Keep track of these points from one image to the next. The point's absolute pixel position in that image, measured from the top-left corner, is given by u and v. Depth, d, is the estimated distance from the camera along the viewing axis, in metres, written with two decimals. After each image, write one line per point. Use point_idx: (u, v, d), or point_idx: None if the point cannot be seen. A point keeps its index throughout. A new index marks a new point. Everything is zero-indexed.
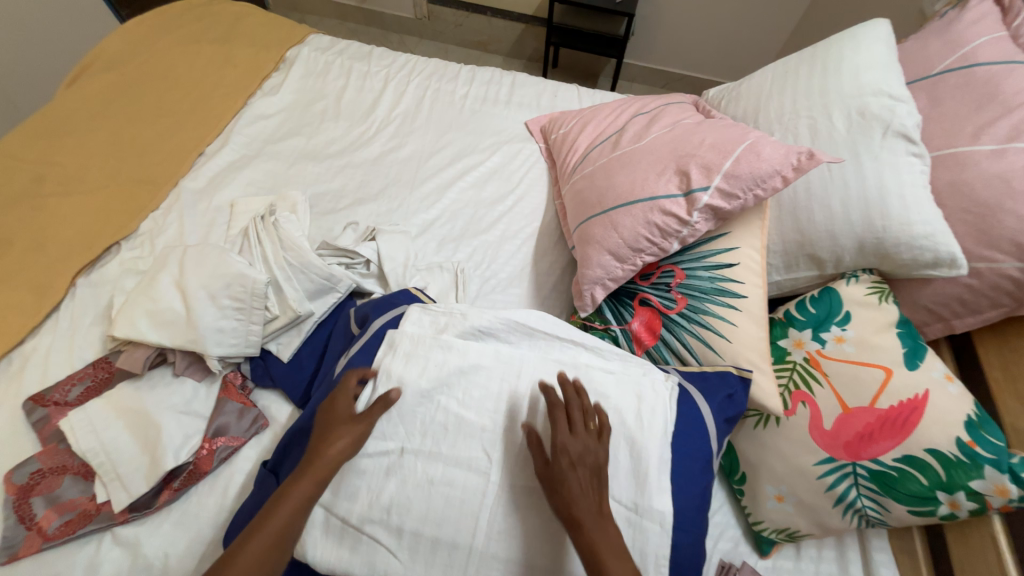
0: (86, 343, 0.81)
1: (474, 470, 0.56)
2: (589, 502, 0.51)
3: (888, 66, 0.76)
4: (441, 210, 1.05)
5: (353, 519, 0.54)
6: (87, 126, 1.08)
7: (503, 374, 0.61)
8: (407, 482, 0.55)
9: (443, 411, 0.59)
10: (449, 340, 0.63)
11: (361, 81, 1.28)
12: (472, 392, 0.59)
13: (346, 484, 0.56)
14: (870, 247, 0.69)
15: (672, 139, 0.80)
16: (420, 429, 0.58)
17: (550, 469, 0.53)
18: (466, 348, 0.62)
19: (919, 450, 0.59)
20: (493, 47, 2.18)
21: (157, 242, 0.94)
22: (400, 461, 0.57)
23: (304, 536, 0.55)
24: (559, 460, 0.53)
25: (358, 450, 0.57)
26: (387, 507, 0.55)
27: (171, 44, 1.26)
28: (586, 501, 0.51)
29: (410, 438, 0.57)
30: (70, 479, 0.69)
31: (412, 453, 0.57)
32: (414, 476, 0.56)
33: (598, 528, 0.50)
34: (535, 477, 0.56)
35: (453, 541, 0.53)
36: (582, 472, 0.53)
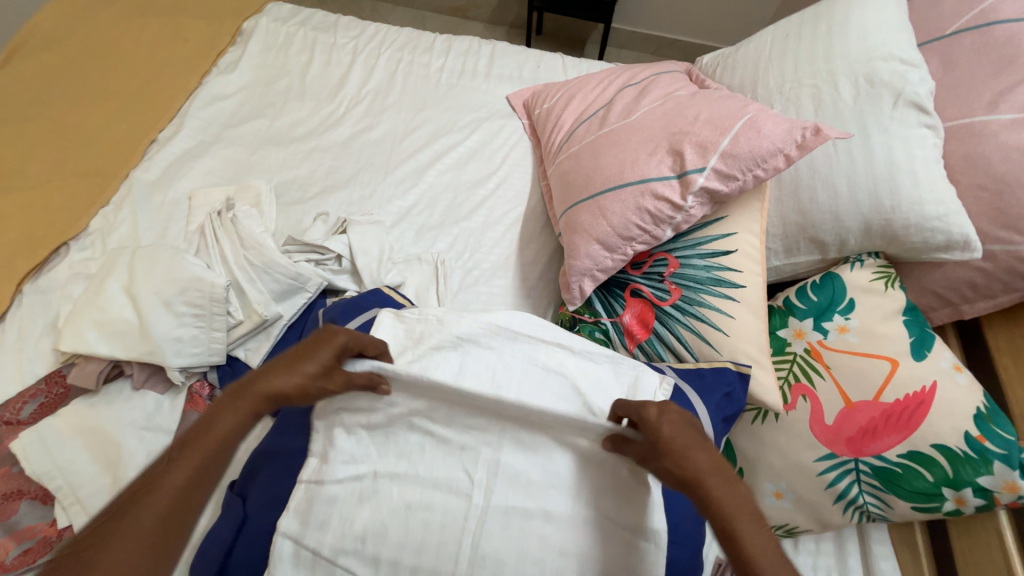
0: (36, 356, 0.75)
1: (455, 492, 0.53)
2: (704, 459, 0.48)
3: (899, 26, 0.70)
4: (418, 195, 0.98)
5: (324, 551, 0.51)
6: (25, 113, 0.98)
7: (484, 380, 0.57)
8: (382, 509, 0.52)
9: (418, 430, 0.55)
10: (427, 355, 0.58)
11: (327, 55, 1.18)
12: (453, 407, 0.54)
13: (314, 512, 0.52)
14: (877, 229, 0.64)
15: (664, 115, 0.74)
16: (396, 451, 0.55)
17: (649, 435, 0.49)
18: (443, 365, 0.57)
19: (925, 446, 0.56)
20: (473, 13, 2.04)
21: (109, 241, 0.86)
22: (373, 486, 0.53)
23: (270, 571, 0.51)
24: (649, 420, 0.50)
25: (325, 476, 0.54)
26: (359, 538, 0.51)
27: (114, 17, 1.14)
28: (700, 460, 0.47)
29: (383, 461, 0.55)
30: (28, 504, 0.64)
31: (387, 477, 0.54)
32: (389, 503, 0.52)
33: (718, 484, 0.46)
34: (519, 498, 0.52)
35: (433, 571, 0.50)
36: (679, 421, 0.50)
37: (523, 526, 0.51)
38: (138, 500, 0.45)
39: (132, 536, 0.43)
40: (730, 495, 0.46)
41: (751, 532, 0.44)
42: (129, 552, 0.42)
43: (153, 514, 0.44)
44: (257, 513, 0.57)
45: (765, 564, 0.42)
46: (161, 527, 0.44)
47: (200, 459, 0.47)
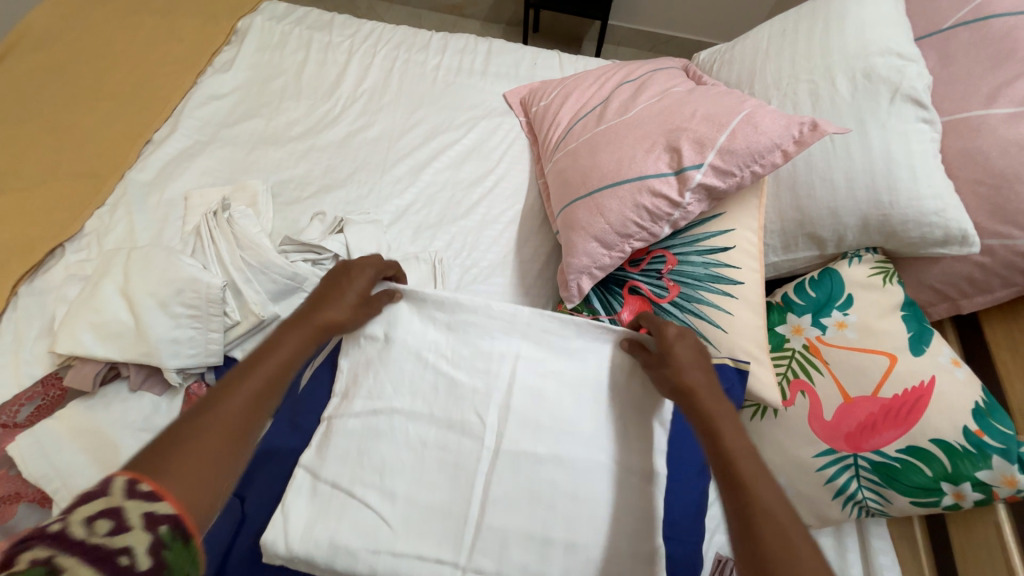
0: (33, 358, 0.74)
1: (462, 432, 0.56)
2: (702, 377, 0.53)
3: (896, 21, 0.69)
4: (416, 194, 0.98)
5: (342, 483, 0.54)
6: (18, 114, 0.98)
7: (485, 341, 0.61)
8: (399, 445, 0.56)
9: (436, 372, 0.59)
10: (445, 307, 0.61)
11: (322, 53, 1.17)
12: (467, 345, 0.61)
13: (331, 446, 0.56)
14: (875, 225, 0.64)
15: (661, 111, 0.73)
16: (412, 391, 0.58)
17: (664, 351, 0.55)
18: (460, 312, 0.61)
19: (924, 441, 0.56)
20: (469, 11, 2.03)
21: (105, 242, 0.86)
22: (389, 423, 0.57)
23: (285, 501, 0.54)
24: (666, 339, 0.56)
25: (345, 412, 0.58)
26: (372, 471, 0.55)
27: (107, 17, 1.13)
28: (696, 376, 0.52)
29: (397, 399, 0.58)
30: (26, 507, 0.63)
31: (399, 416, 0.57)
32: (405, 439, 0.56)
33: (711, 398, 0.50)
34: (527, 442, 0.56)
35: (443, 522, 0.53)
36: (689, 346, 0.55)
37: (531, 471, 0.55)
38: (214, 402, 0.45)
39: (210, 433, 0.43)
40: (720, 407, 0.50)
41: (730, 435, 0.47)
42: (212, 443, 0.43)
43: (226, 420, 0.44)
44: (254, 513, 0.57)
45: (744, 460, 0.44)
46: (232, 438, 0.44)
47: (268, 373, 0.49)
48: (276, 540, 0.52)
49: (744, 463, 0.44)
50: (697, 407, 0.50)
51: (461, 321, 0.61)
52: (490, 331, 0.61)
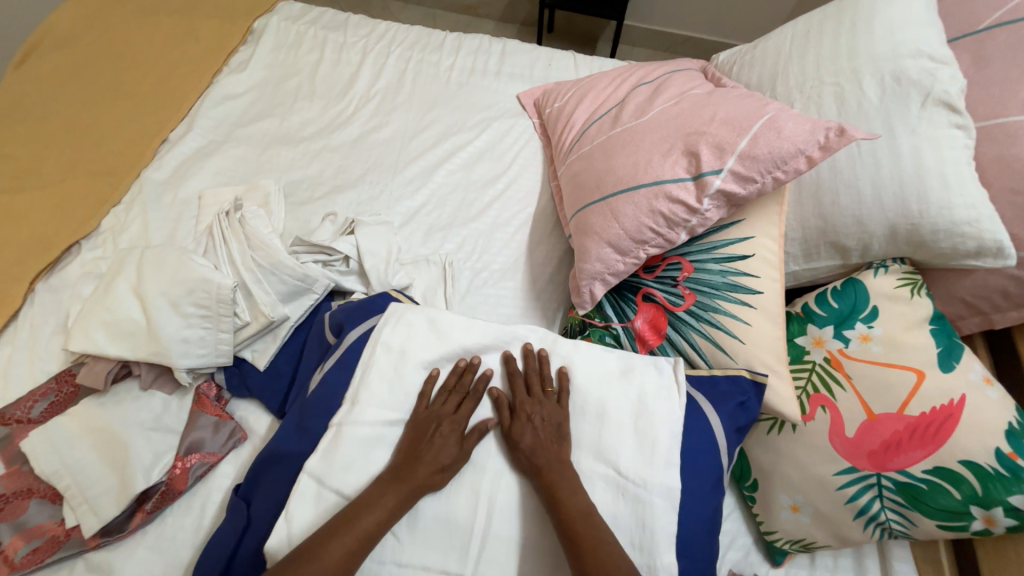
0: (47, 354, 0.75)
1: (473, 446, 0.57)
2: (549, 452, 0.55)
3: (928, 21, 0.66)
4: (427, 196, 0.97)
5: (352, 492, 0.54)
6: (40, 112, 0.99)
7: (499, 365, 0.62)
8: None
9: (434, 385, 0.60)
10: (445, 327, 0.63)
11: (337, 53, 1.17)
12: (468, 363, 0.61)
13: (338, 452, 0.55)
14: (903, 234, 0.61)
15: (679, 114, 0.71)
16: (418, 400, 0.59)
17: (515, 427, 0.57)
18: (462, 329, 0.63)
19: (953, 462, 0.53)
20: (484, 11, 2.02)
21: (120, 240, 0.87)
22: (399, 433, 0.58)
23: (288, 506, 0.52)
24: (521, 413, 0.58)
25: (355, 417, 0.57)
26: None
27: (128, 16, 1.15)
28: (541, 455, 0.55)
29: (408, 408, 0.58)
30: (38, 503, 0.64)
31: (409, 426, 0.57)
32: None
33: (560, 474, 0.53)
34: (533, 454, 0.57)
35: (450, 531, 0.53)
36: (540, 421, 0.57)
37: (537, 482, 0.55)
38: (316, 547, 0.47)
39: None
40: (567, 481, 0.53)
41: (570, 504, 0.51)
42: None
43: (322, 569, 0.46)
44: (260, 516, 0.57)
45: (581, 528, 0.50)
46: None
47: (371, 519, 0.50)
48: (281, 547, 0.51)
49: (581, 531, 0.50)
50: (542, 485, 0.53)
51: (471, 341, 0.63)
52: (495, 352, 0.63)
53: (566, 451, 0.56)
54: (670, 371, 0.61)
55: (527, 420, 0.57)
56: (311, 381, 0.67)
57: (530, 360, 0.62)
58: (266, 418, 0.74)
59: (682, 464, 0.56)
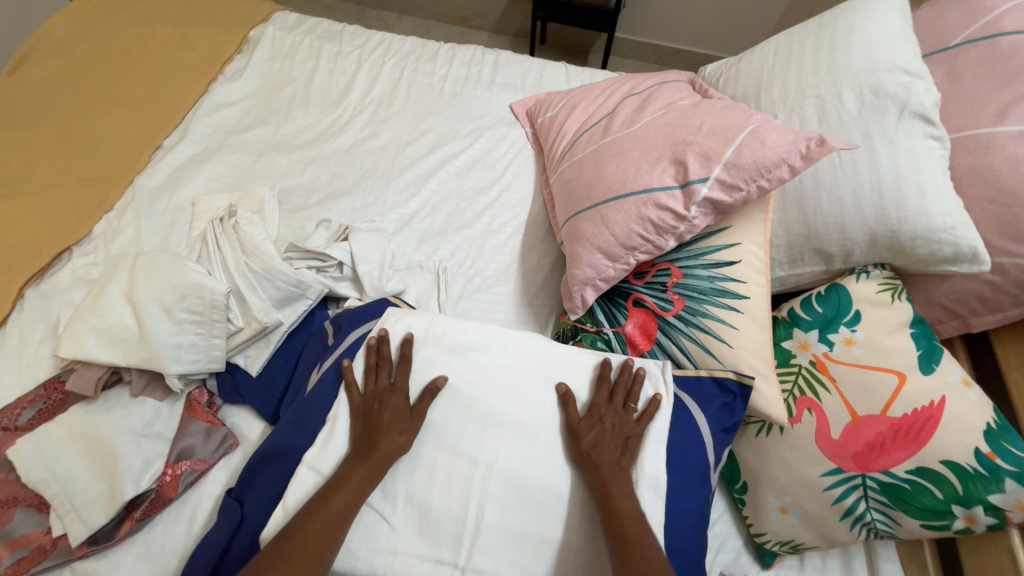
0: (36, 361, 0.74)
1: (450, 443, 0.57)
2: (613, 455, 0.55)
3: (904, 37, 0.69)
4: (421, 203, 0.98)
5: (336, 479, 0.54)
6: (32, 119, 0.99)
7: (499, 362, 0.61)
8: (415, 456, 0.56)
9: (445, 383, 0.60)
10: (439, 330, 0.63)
11: (332, 63, 1.19)
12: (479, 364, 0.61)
13: (333, 443, 0.57)
14: (883, 241, 0.63)
15: (666, 124, 0.73)
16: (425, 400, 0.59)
17: (585, 424, 0.57)
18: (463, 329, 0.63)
19: (934, 462, 0.55)
20: (477, 23, 2.05)
21: (112, 246, 0.87)
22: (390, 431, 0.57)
23: (286, 497, 0.54)
24: (592, 416, 0.58)
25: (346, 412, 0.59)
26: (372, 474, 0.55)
27: (123, 24, 1.16)
28: (602, 453, 0.55)
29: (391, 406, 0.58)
30: (23, 512, 0.63)
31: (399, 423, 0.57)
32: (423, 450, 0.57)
33: (620, 480, 0.53)
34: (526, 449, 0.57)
35: (444, 522, 0.53)
36: (608, 425, 0.57)
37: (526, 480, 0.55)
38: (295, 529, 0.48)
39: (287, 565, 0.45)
40: (623, 487, 0.53)
41: (622, 503, 0.51)
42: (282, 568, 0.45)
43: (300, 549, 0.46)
44: (253, 518, 0.56)
45: (630, 527, 0.50)
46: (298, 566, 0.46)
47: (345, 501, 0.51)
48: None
49: (630, 530, 0.49)
50: (595, 479, 0.54)
51: (465, 339, 0.63)
52: (493, 350, 0.62)
53: (627, 459, 0.56)
54: (658, 371, 0.63)
55: (597, 423, 0.57)
56: (307, 384, 0.67)
57: (626, 372, 0.62)
58: (258, 424, 0.74)
59: (669, 458, 0.58)
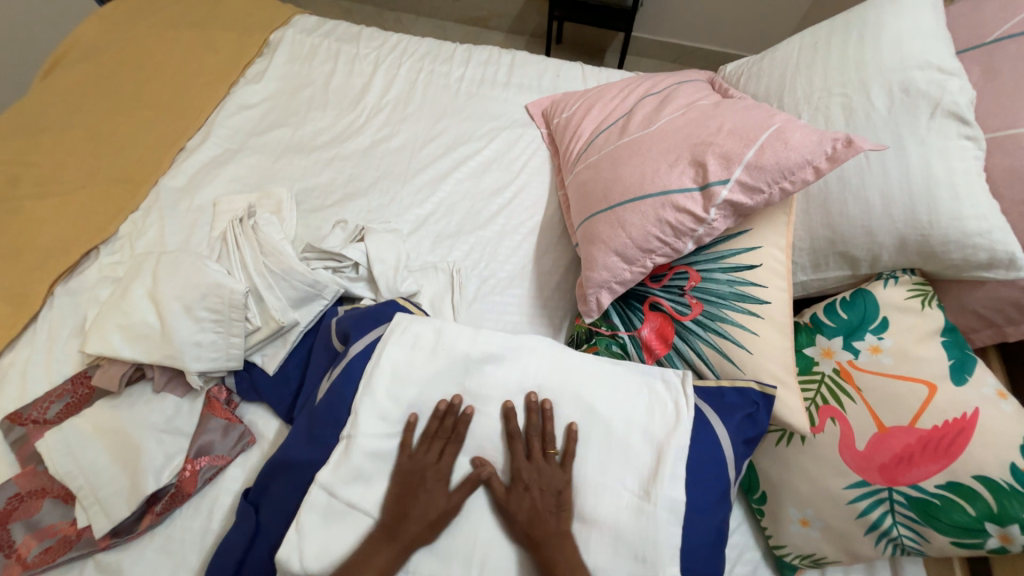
0: (64, 357, 0.77)
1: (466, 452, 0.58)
2: (548, 522, 0.53)
3: (936, 32, 0.67)
4: (436, 204, 0.98)
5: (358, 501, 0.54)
6: (64, 121, 1.03)
7: (513, 374, 0.60)
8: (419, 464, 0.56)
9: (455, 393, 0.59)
10: (451, 337, 0.61)
11: (349, 64, 1.20)
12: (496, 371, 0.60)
13: (348, 463, 0.55)
14: (913, 245, 0.61)
15: (685, 125, 0.72)
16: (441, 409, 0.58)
17: (510, 499, 0.54)
18: (476, 334, 0.61)
19: (966, 477, 0.52)
20: (493, 23, 2.06)
21: (137, 245, 0.89)
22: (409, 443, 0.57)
23: (298, 519, 0.52)
24: (517, 483, 0.55)
25: (360, 429, 0.56)
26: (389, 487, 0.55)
27: (149, 29, 1.19)
28: (534, 527, 0.53)
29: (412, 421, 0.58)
30: (51, 502, 0.65)
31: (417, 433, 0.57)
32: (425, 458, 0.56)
33: (557, 546, 0.51)
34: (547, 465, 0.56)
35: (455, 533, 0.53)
36: (530, 488, 0.55)
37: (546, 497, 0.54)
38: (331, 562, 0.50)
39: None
40: (565, 555, 0.51)
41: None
42: None
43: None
44: (269, 522, 0.57)
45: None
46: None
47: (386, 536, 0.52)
48: (291, 558, 0.51)
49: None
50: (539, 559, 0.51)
51: (477, 349, 0.61)
52: (506, 360, 0.61)
53: (565, 521, 0.53)
54: (678, 383, 0.61)
55: (522, 492, 0.55)
56: (318, 389, 0.66)
57: (532, 414, 0.58)
58: (274, 422, 0.75)
59: (688, 477, 0.56)
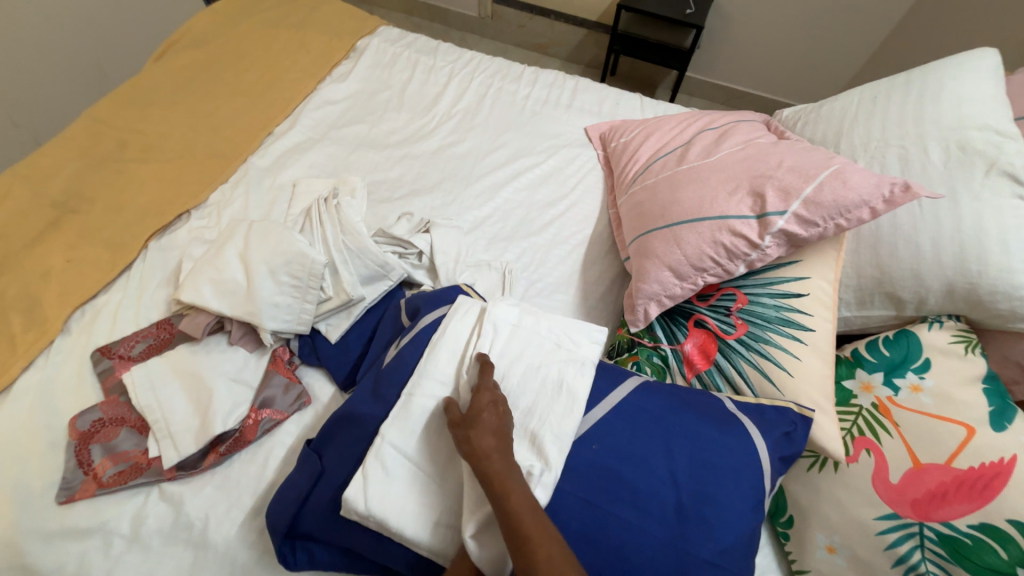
0: (152, 304, 0.85)
1: (561, 443, 0.57)
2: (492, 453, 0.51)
3: (995, 97, 0.70)
4: (494, 208, 1.05)
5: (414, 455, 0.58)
6: (170, 98, 1.14)
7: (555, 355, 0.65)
8: None
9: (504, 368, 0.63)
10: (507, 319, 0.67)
11: (425, 74, 1.30)
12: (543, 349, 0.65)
13: (409, 420, 0.60)
14: (961, 292, 0.63)
15: (745, 159, 0.77)
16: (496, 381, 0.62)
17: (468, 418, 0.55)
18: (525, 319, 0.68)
19: (1000, 520, 0.53)
20: (553, 50, 2.18)
21: (223, 214, 0.98)
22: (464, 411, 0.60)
23: (365, 465, 0.57)
24: (478, 402, 0.56)
25: (418, 392, 0.61)
26: (442, 451, 0.58)
27: (252, 27, 1.32)
28: (488, 439, 0.52)
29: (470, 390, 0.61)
30: (127, 431, 0.72)
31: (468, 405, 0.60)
32: None
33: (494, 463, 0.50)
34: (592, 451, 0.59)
35: None
36: (498, 409, 0.56)
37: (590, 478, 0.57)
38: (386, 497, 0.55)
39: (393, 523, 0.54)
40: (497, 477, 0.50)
41: (517, 498, 0.48)
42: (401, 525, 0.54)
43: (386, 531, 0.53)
44: (334, 468, 0.62)
45: (528, 520, 0.47)
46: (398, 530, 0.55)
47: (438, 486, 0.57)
48: (357, 498, 0.55)
49: (528, 525, 0.47)
50: (485, 472, 0.50)
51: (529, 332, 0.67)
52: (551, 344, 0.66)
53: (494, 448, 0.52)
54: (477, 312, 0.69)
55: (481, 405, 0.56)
56: (385, 355, 0.73)
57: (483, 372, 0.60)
58: (330, 387, 0.81)
59: (726, 480, 0.58)
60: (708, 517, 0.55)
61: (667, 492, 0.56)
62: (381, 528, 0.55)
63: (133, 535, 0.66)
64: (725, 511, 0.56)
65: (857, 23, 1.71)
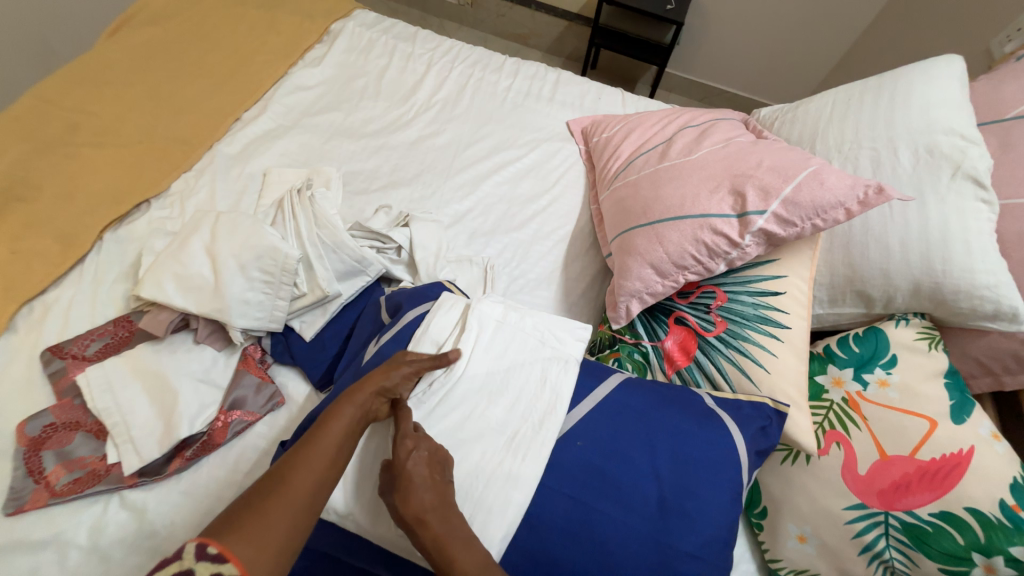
0: (109, 300, 0.80)
1: (544, 441, 0.58)
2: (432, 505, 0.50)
3: (960, 103, 0.73)
4: (475, 202, 1.03)
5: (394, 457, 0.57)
6: (126, 78, 1.06)
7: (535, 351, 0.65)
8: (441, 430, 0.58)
9: (484, 366, 0.62)
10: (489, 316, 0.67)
11: (403, 61, 1.26)
12: (524, 345, 0.65)
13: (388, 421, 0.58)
14: (926, 291, 0.66)
15: (726, 157, 0.78)
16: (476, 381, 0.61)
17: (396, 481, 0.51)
18: (507, 315, 0.68)
19: (958, 508, 0.56)
20: (533, 41, 2.15)
21: (187, 204, 0.93)
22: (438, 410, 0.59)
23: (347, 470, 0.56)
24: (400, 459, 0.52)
25: None
26: None
27: (217, 5, 1.24)
28: (425, 496, 0.50)
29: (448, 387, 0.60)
30: (82, 436, 0.67)
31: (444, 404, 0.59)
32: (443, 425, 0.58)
33: (439, 529, 0.49)
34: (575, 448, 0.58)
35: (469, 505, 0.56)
36: (427, 457, 0.53)
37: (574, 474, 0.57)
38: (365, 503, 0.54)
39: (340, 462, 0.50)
40: (446, 540, 0.48)
41: (464, 561, 0.47)
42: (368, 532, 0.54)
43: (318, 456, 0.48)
44: None
45: None
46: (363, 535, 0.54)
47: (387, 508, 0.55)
48: (337, 501, 0.54)
49: None
50: (425, 538, 0.49)
51: (512, 329, 0.67)
52: (533, 340, 0.66)
53: (439, 514, 0.50)
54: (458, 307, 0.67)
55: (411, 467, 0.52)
56: (364, 353, 0.71)
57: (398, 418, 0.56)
58: (305, 387, 0.78)
59: (705, 476, 0.58)
60: (689, 511, 0.56)
61: (649, 488, 0.57)
62: (360, 530, 0.54)
63: (91, 545, 0.62)
64: (703, 505, 0.57)
65: (829, 25, 1.75)
